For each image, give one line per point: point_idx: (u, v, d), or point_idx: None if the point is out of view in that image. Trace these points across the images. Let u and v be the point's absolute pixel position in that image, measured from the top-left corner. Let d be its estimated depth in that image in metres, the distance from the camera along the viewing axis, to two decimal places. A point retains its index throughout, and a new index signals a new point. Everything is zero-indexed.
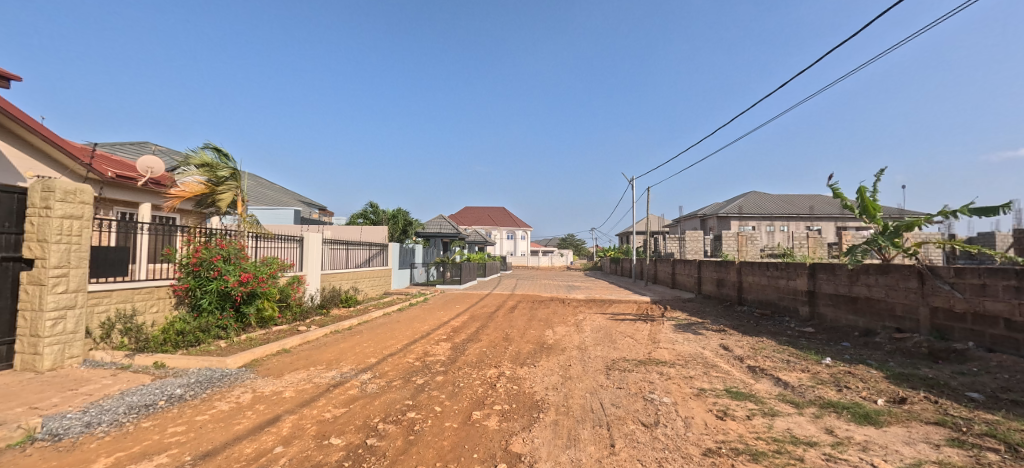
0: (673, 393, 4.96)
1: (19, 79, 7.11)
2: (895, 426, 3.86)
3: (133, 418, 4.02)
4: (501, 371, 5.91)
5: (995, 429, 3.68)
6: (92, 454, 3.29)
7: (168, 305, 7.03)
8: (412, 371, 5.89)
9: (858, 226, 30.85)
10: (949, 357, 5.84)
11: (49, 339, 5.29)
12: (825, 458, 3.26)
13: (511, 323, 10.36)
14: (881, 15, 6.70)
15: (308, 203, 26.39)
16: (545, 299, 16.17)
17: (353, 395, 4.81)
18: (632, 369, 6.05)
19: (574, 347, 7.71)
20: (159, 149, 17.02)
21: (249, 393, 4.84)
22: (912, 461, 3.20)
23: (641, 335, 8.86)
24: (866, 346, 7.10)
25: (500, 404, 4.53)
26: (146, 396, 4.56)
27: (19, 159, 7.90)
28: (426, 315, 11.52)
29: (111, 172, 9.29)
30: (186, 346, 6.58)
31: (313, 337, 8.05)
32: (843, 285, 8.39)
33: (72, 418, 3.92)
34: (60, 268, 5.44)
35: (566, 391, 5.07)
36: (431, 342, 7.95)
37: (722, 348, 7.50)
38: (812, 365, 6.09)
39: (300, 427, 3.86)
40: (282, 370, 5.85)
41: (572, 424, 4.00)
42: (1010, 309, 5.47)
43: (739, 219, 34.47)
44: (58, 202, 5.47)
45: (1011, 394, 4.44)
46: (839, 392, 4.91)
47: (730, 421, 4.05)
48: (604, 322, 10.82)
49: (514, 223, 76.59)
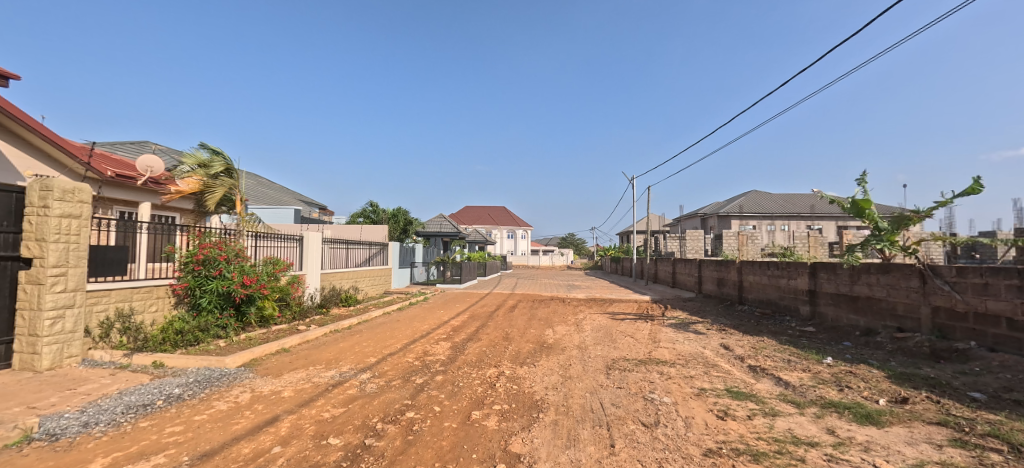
0: (674, 393, 4.94)
1: (17, 79, 7.10)
2: (897, 426, 3.84)
3: (130, 418, 4.00)
4: (501, 371, 5.89)
5: (998, 429, 3.65)
6: (90, 454, 3.28)
7: (167, 304, 7.01)
8: (412, 370, 5.87)
9: (858, 226, 30.83)
10: (950, 357, 5.82)
11: (48, 338, 5.27)
12: (827, 459, 3.23)
13: (511, 323, 10.33)
14: (883, 12, 6.70)
15: (308, 203, 26.39)
16: (545, 299, 16.15)
17: (352, 395, 4.79)
18: (632, 369, 6.03)
19: (574, 346, 7.68)
20: (158, 148, 16.99)
21: (247, 392, 4.83)
22: (914, 461, 3.17)
23: (641, 335, 8.84)
24: (867, 345, 7.08)
25: (499, 404, 4.51)
26: (144, 396, 4.54)
27: (19, 159, 7.92)
28: (426, 314, 11.49)
29: (111, 171, 9.29)
30: (186, 345, 6.57)
31: (313, 336, 8.04)
32: (844, 285, 8.36)
33: (69, 418, 3.90)
34: (58, 267, 5.42)
35: (566, 390, 5.05)
36: (431, 342, 7.92)
37: (723, 348, 7.47)
38: (813, 365, 6.07)
39: (298, 426, 3.84)
40: (280, 370, 5.83)
41: (572, 424, 3.98)
42: (1012, 308, 5.44)
43: (740, 219, 34.44)
44: (56, 201, 5.45)
45: (1014, 394, 4.41)
46: (840, 391, 4.89)
47: (730, 421, 4.03)
48: (604, 321, 10.80)
49: (514, 222, 76.57)
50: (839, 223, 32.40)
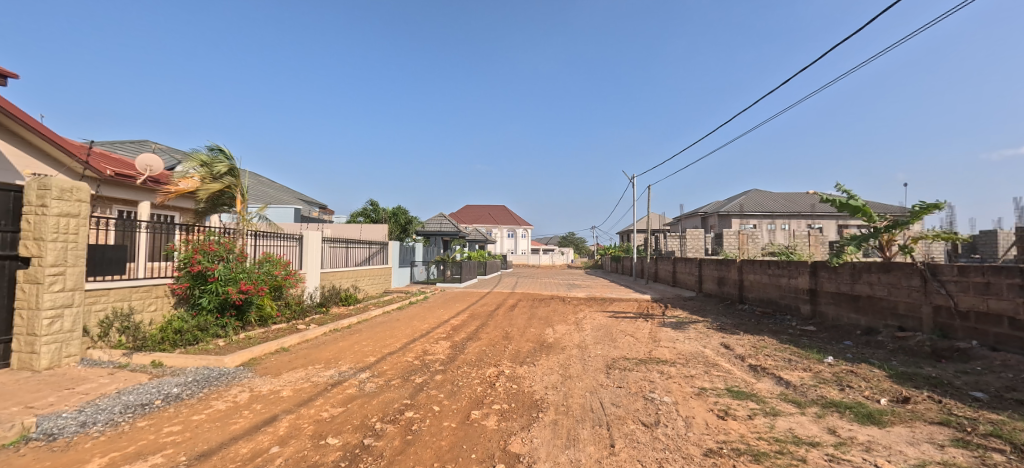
0: (674, 392, 4.92)
1: (14, 77, 7.09)
2: (898, 426, 3.82)
3: (128, 418, 3.98)
4: (501, 370, 5.88)
5: (1001, 429, 3.63)
6: (87, 454, 3.26)
7: (167, 303, 7.00)
8: (411, 370, 5.85)
9: (858, 225, 30.83)
10: (952, 356, 5.80)
11: (47, 337, 5.25)
12: (829, 459, 3.21)
13: (511, 322, 10.30)
14: (886, 9, 6.76)
15: (308, 202, 26.35)
16: (545, 298, 16.16)
17: (351, 394, 4.77)
18: (632, 369, 6.01)
19: (574, 346, 7.66)
20: (158, 147, 16.96)
21: (246, 392, 4.80)
22: (917, 461, 3.15)
23: (641, 334, 8.83)
24: (869, 344, 7.06)
25: (499, 404, 4.49)
26: (142, 395, 4.52)
27: (19, 158, 7.93)
28: (426, 314, 11.47)
29: (110, 170, 9.28)
30: (185, 344, 6.57)
31: (313, 336, 8.04)
32: (845, 284, 8.33)
33: (67, 418, 3.89)
34: (57, 267, 5.41)
35: (566, 390, 5.03)
36: (431, 341, 7.91)
37: (723, 347, 7.45)
38: (814, 364, 6.04)
39: (296, 426, 3.82)
40: (279, 369, 5.81)
41: (572, 424, 3.96)
42: (1014, 307, 5.41)
43: (740, 218, 34.42)
44: (55, 200, 5.44)
45: (1015, 394, 4.38)
46: (842, 391, 4.87)
47: (731, 421, 4.01)
48: (604, 320, 10.79)
49: (514, 221, 76.58)
50: (840, 223, 32.36)
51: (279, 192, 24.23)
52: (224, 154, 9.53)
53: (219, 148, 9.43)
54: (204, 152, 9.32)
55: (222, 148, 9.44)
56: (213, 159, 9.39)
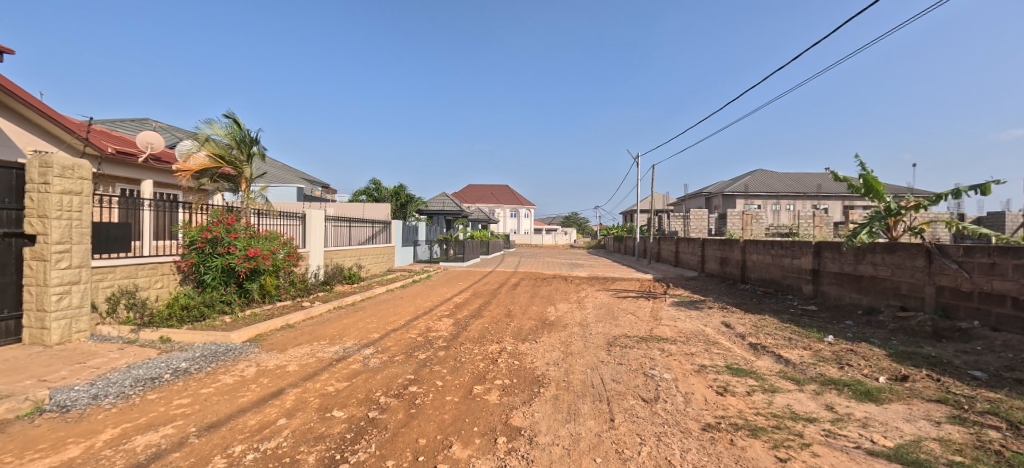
0: (674, 369, 4.97)
1: (9, 53, 7.02)
2: (896, 403, 3.87)
3: (139, 391, 4.08)
4: (503, 347, 5.94)
5: (998, 407, 3.67)
6: (99, 425, 3.34)
7: (173, 281, 7.11)
8: (414, 346, 5.91)
9: (863, 206, 30.68)
10: (953, 336, 5.82)
11: (56, 314, 5.35)
12: (825, 434, 3.25)
13: (513, 300, 10.42)
14: None
15: (312, 181, 26.46)
16: (548, 277, 16.27)
17: (355, 369, 4.85)
18: (633, 346, 6.05)
19: (576, 323, 7.74)
20: (160, 126, 16.91)
21: (252, 367, 4.90)
22: (913, 437, 3.19)
23: (642, 312, 8.92)
24: (869, 324, 7.11)
25: (500, 379, 4.57)
26: (152, 369, 4.63)
27: (19, 135, 7.91)
28: (428, 292, 11.57)
29: (111, 147, 9.21)
30: (192, 321, 6.68)
31: (318, 312, 8.16)
32: (848, 264, 8.32)
33: (79, 390, 3.99)
34: (62, 244, 5.46)
35: (566, 366, 5.09)
36: (434, 318, 8.02)
37: (724, 325, 7.51)
38: (814, 343, 6.08)
39: (303, 399, 3.91)
40: (285, 345, 5.89)
41: (572, 399, 4.04)
42: (1019, 288, 5.38)
43: (745, 198, 33.96)
44: (57, 178, 5.44)
45: (1015, 373, 4.40)
46: (841, 369, 4.91)
47: (730, 397, 4.06)
48: (605, 299, 10.85)
49: (518, 200, 76.45)
50: (847, 204, 32.08)
51: (279, 170, 24.13)
52: (239, 128, 9.57)
53: (234, 119, 9.42)
54: (219, 126, 9.26)
55: (236, 118, 9.42)
56: (228, 132, 9.41)
